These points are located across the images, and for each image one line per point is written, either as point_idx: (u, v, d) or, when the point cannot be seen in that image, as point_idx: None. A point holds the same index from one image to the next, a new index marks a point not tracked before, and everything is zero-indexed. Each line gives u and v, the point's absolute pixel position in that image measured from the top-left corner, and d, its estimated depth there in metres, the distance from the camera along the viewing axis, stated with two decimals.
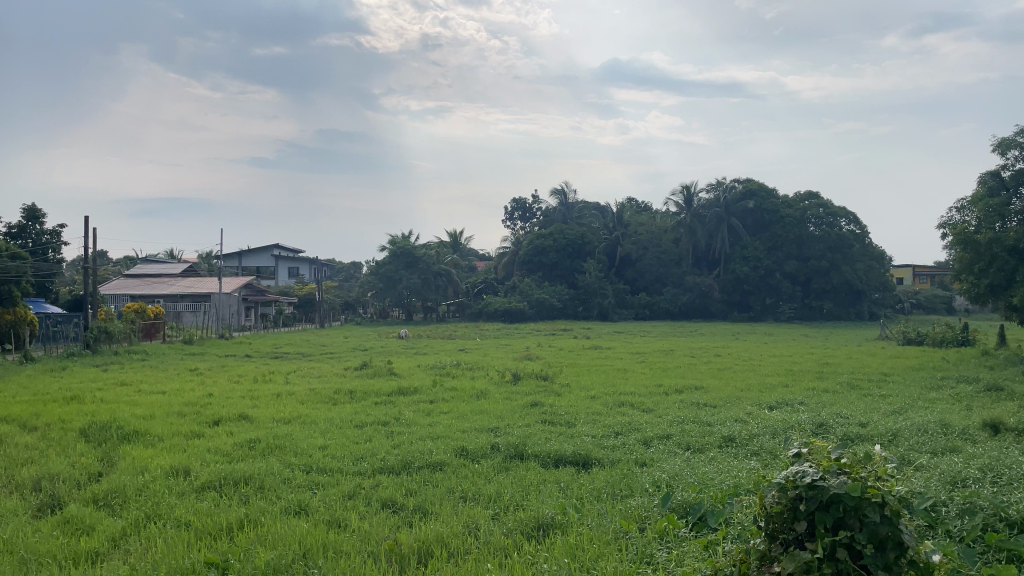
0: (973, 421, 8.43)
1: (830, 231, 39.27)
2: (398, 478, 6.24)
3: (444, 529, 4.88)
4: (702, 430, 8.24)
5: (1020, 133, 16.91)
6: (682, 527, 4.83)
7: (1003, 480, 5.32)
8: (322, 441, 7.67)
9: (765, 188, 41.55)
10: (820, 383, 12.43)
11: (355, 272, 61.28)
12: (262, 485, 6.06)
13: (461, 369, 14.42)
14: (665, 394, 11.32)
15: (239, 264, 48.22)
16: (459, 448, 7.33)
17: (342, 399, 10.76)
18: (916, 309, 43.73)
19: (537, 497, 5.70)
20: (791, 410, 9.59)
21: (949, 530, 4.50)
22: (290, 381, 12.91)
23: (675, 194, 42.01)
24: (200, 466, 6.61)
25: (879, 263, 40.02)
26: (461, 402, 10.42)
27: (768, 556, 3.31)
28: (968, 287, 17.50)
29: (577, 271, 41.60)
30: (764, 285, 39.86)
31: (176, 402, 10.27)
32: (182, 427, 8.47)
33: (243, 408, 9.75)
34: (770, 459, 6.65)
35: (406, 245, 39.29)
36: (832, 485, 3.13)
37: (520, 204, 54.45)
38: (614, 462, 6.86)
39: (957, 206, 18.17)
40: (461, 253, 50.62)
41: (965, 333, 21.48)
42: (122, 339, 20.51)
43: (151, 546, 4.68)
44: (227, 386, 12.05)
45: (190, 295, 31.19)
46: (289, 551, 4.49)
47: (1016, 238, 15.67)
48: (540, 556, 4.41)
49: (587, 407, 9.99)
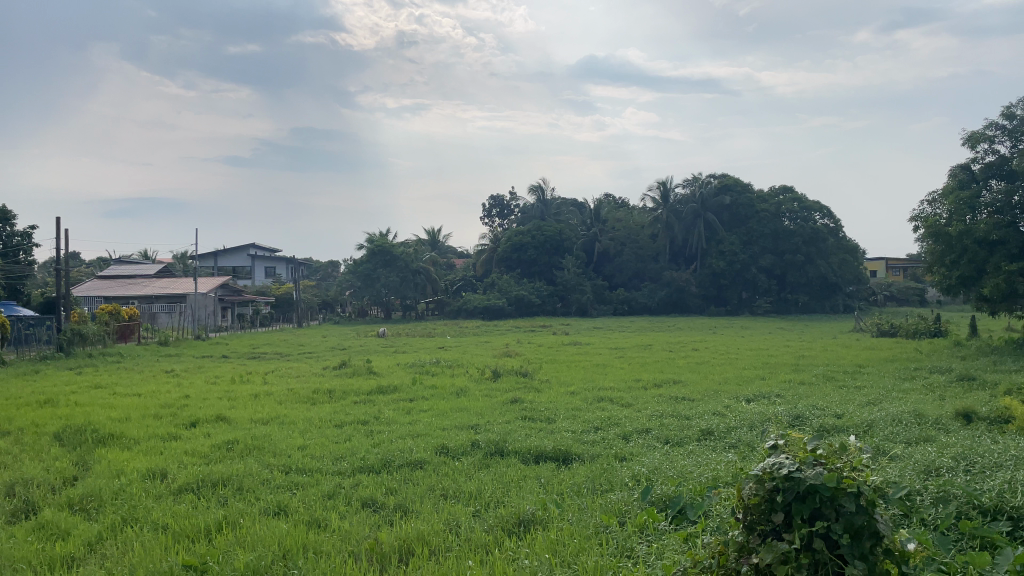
0: (947, 411, 8.56)
1: (805, 225, 39.74)
2: (378, 477, 6.22)
3: (425, 527, 4.87)
4: (681, 423, 8.31)
5: (988, 126, 17.17)
6: (661, 521, 4.87)
7: (975, 468, 5.41)
8: (301, 441, 7.63)
9: (740, 183, 41.82)
10: (796, 375, 12.55)
11: (331, 271, 60.88)
12: (241, 487, 6.02)
13: (441, 367, 14.39)
14: (644, 389, 11.39)
15: (214, 265, 47.74)
16: (439, 446, 7.30)
17: (320, 398, 10.71)
18: (888, 301, 44.30)
19: (518, 493, 5.70)
20: (767, 402, 9.69)
21: (924, 519, 4.59)
22: (268, 382, 12.83)
23: (652, 189, 42.12)
24: (177, 468, 6.56)
25: (853, 257, 40.25)
26: (441, 399, 10.39)
27: (746, 548, 3.34)
28: (940, 279, 17.74)
29: (555, 267, 41.66)
30: (741, 279, 40.16)
31: (153, 404, 10.18)
32: (158, 429, 8.39)
33: (221, 409, 9.68)
34: (746, 451, 6.72)
35: (384, 243, 39.05)
36: (808, 476, 3.17)
37: (498, 200, 54.41)
38: (594, 457, 6.90)
39: (928, 199, 18.45)
40: (439, 250, 50.50)
41: (938, 323, 21.83)
42: (96, 341, 20.31)
43: (128, 550, 4.64)
44: (204, 388, 11.91)
45: (165, 296, 30.88)
46: (268, 552, 4.47)
47: (987, 230, 15.90)
48: (520, 551, 4.41)
49: (567, 403, 10.02)
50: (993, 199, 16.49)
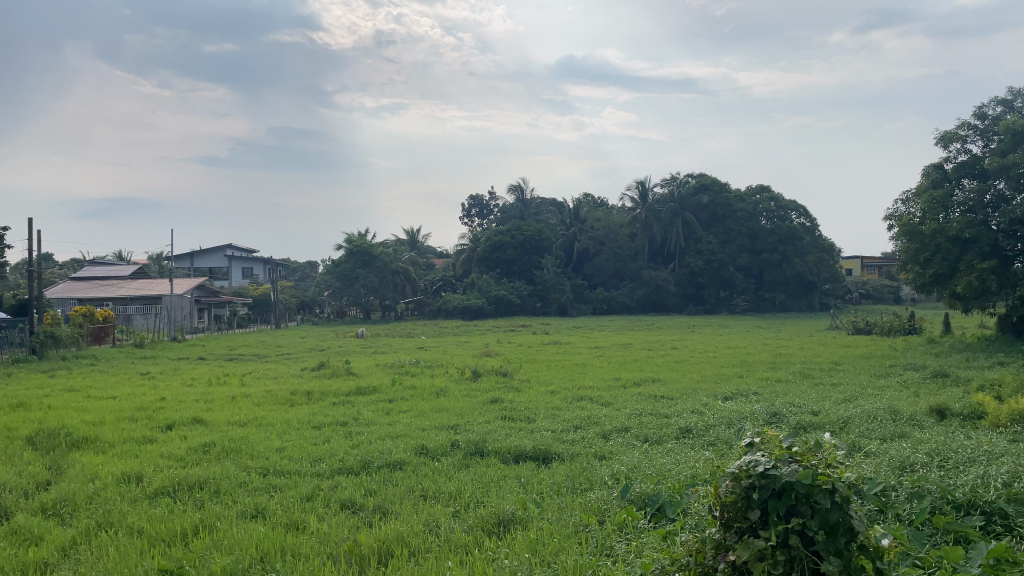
0: (921, 407, 8.67)
1: (781, 225, 40.11)
2: (357, 478, 6.21)
3: (405, 528, 4.86)
4: (660, 422, 8.34)
5: (960, 126, 17.42)
6: (641, 518, 4.89)
7: (949, 464, 5.49)
8: (279, 443, 7.59)
9: (717, 182, 42.08)
10: (773, 373, 12.64)
11: (310, 272, 60.50)
12: (218, 490, 5.97)
13: (421, 367, 14.35)
14: (623, 388, 11.42)
15: (191, 265, 47.29)
16: (418, 447, 7.29)
17: (299, 400, 10.64)
18: (864, 299, 44.81)
19: (498, 493, 5.70)
20: (745, 400, 9.74)
21: (899, 514, 4.64)
22: (245, 384, 12.70)
23: (630, 189, 42.23)
24: (153, 472, 6.49)
25: (828, 255, 41.07)
26: (420, 400, 10.35)
27: (724, 545, 3.36)
28: (914, 277, 17.96)
29: (535, 267, 41.68)
30: (718, 278, 40.42)
31: (128, 407, 10.04)
32: (133, 432, 8.30)
33: (198, 412, 9.58)
34: (725, 449, 6.75)
35: (363, 243, 38.86)
36: (785, 474, 3.19)
37: (477, 201, 54.32)
38: (573, 456, 6.92)
39: (902, 198, 18.70)
40: (418, 250, 50.36)
41: (912, 321, 22.13)
42: (70, 343, 20.10)
43: (102, 555, 4.58)
44: (180, 391, 11.78)
45: (140, 298, 30.55)
46: (245, 556, 4.43)
47: (959, 229, 16.11)
48: (501, 551, 4.41)
49: (546, 402, 10.01)
50: (965, 198, 16.72)
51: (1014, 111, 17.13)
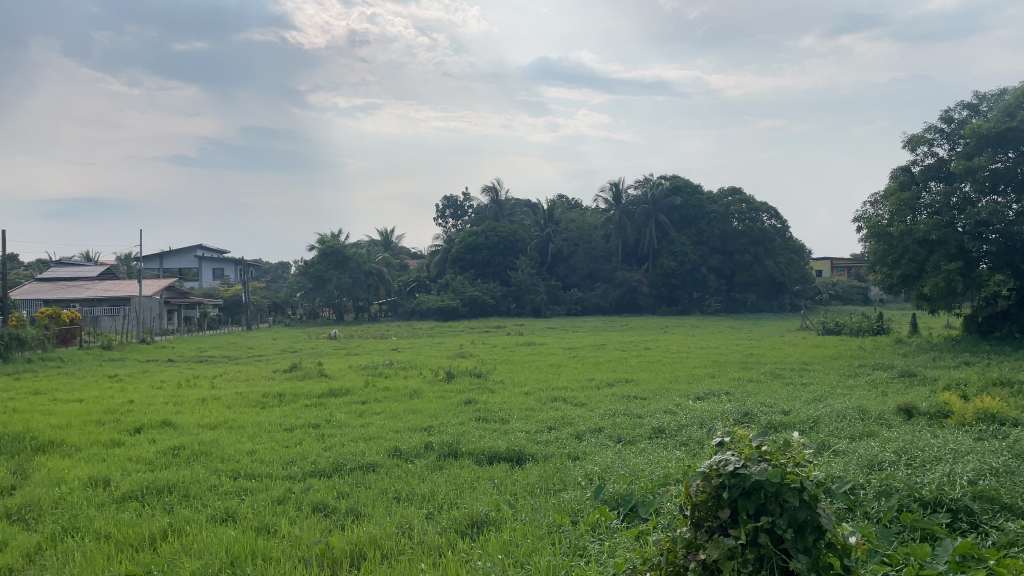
0: (889, 406, 8.81)
1: (752, 226, 40.47)
2: (330, 481, 6.16)
3: (377, 531, 4.82)
4: (633, 422, 8.39)
5: (926, 130, 17.75)
6: (613, 518, 4.92)
7: (916, 462, 5.57)
8: (249, 446, 7.51)
9: (690, 185, 42.48)
10: (744, 373, 12.76)
11: (282, 273, 59.97)
12: (187, 493, 5.90)
13: (394, 369, 14.31)
14: (596, 388, 11.48)
15: (160, 266, 46.68)
16: (391, 448, 7.27)
17: (270, 402, 10.56)
18: (834, 299, 45.45)
19: (471, 494, 5.69)
20: (717, 400, 9.83)
21: (867, 512, 4.70)
22: (215, 386, 12.53)
23: (604, 189, 42.36)
24: (120, 476, 6.40)
25: (799, 256, 41.51)
26: (394, 402, 10.33)
27: (694, 544, 3.38)
28: (883, 278, 18.28)
29: (509, 268, 41.69)
30: (691, 278, 40.77)
31: (95, 411, 9.88)
32: (100, 436, 8.18)
33: (169, 415, 9.47)
34: (697, 449, 6.80)
35: (336, 244, 38.63)
36: (753, 473, 3.23)
37: (451, 201, 54.23)
38: (547, 457, 6.93)
39: (871, 200, 19.00)
40: (392, 252, 50.16)
41: (880, 322, 22.47)
42: (35, 345, 19.74)
43: (68, 561, 4.50)
44: (149, 393, 11.63)
45: (108, 299, 30.12)
46: (215, 560, 4.39)
47: (926, 230, 16.39)
48: (474, 553, 4.40)
49: (520, 403, 10.02)
50: (932, 201, 17.02)
51: (979, 115, 17.47)
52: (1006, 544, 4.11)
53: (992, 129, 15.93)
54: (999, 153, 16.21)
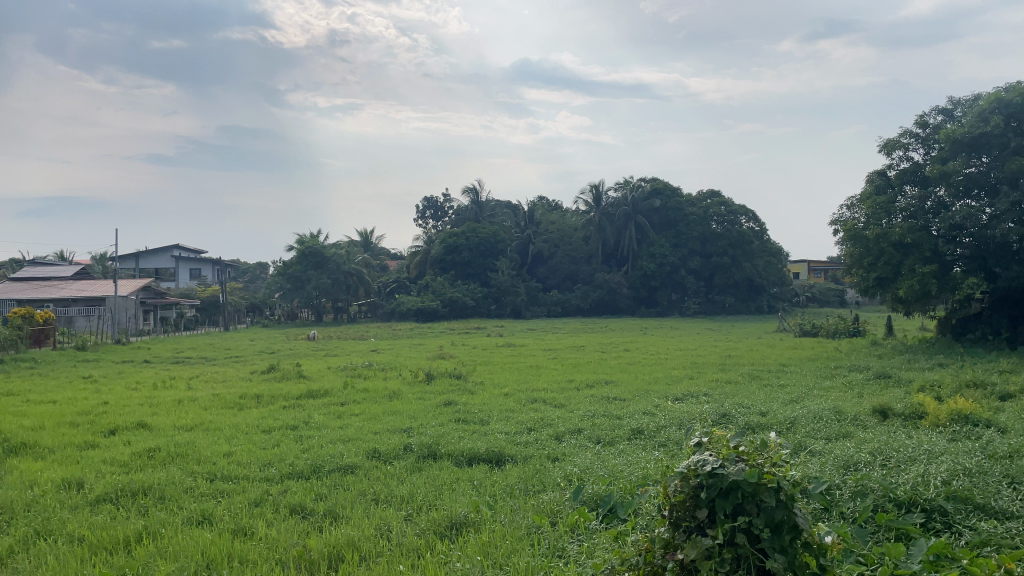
0: (864, 407, 8.91)
1: (731, 228, 40.72)
2: (308, 483, 6.12)
3: (356, 533, 4.80)
4: (613, 423, 8.42)
5: (901, 135, 17.98)
6: (592, 520, 4.92)
7: (891, 462, 5.65)
8: (227, 448, 7.44)
9: (670, 188, 42.61)
10: (722, 375, 12.85)
11: (260, 273, 59.44)
12: (163, 496, 5.83)
13: (373, 370, 14.24)
14: (576, 389, 11.49)
15: (136, 266, 46.13)
16: (370, 449, 7.24)
17: (248, 403, 10.48)
18: (810, 302, 45.90)
19: (450, 495, 5.70)
20: (695, 401, 9.91)
21: (843, 512, 4.75)
22: (192, 387, 12.40)
23: (585, 192, 42.45)
24: (95, 478, 6.32)
25: (776, 259, 41.83)
26: (373, 404, 10.28)
27: (672, 544, 3.40)
28: (859, 280, 18.51)
29: (489, 269, 41.65)
30: (670, 280, 41.16)
31: (69, 412, 9.73)
32: (74, 438, 8.06)
33: (143, 416, 9.34)
34: (675, 450, 6.84)
35: (315, 244, 38.38)
36: (731, 473, 3.24)
37: (431, 202, 54.08)
38: (526, 458, 6.93)
39: (847, 203, 19.21)
40: (371, 253, 49.93)
41: (856, 323, 22.73)
42: (6, 346, 19.40)
43: (41, 563, 4.43)
44: (124, 395, 11.47)
45: (82, 299, 29.73)
46: (191, 563, 4.34)
47: (902, 233, 16.56)
48: (452, 554, 4.39)
49: (500, 405, 10.01)
50: (907, 204, 17.22)
51: (953, 120, 17.73)
52: (979, 543, 4.17)
53: (966, 134, 16.18)
54: (973, 157, 16.46)
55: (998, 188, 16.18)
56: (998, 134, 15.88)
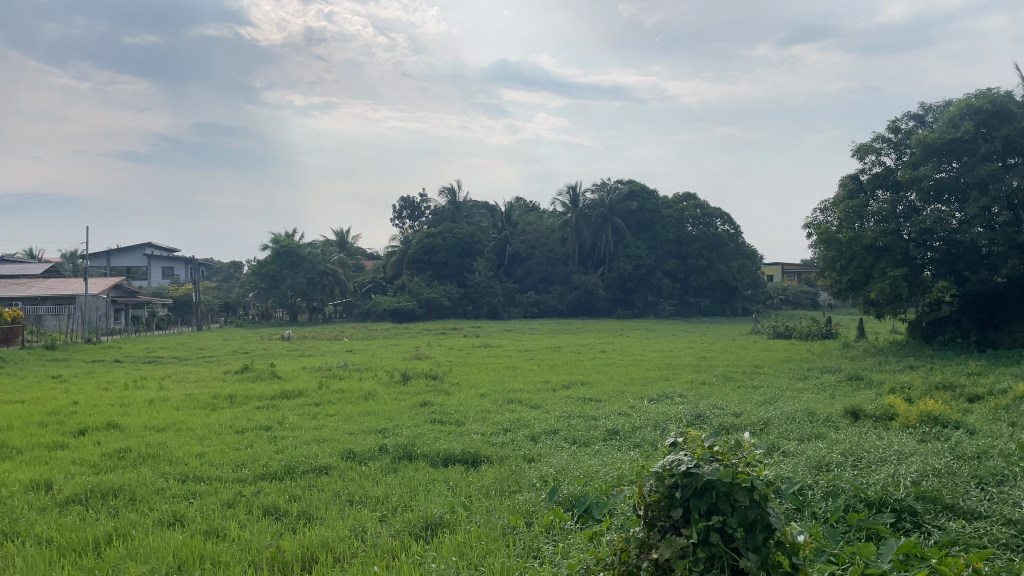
0: (836, 408, 9.04)
1: (706, 231, 41.05)
2: (281, 483, 6.07)
3: (330, 534, 4.77)
4: (588, 424, 8.44)
5: (873, 139, 18.22)
6: (568, 520, 4.93)
7: (862, 463, 5.73)
8: (198, 449, 7.32)
9: (646, 189, 42.80)
10: (697, 376, 12.92)
11: (234, 273, 58.87)
12: (133, 497, 5.75)
13: (350, 371, 14.17)
14: (552, 390, 11.52)
15: (107, 265, 45.51)
16: (345, 450, 7.20)
17: (221, 403, 10.38)
18: (784, 304, 46.44)
19: (426, 496, 5.69)
20: (669, 402, 9.97)
21: (815, 512, 4.80)
22: (163, 388, 12.24)
23: (561, 194, 42.50)
24: (64, 479, 6.21)
25: (751, 261, 42.21)
26: (348, 404, 10.23)
27: (647, 543, 3.42)
28: (832, 284, 18.77)
29: (466, 270, 41.59)
30: (646, 282, 41.53)
31: (37, 412, 9.57)
32: (43, 438, 7.92)
33: (113, 417, 9.19)
34: (649, 450, 6.88)
35: (290, 243, 38.08)
36: (705, 472, 3.26)
37: (408, 202, 53.90)
38: (503, 459, 6.93)
39: (820, 207, 19.46)
40: (348, 253, 49.66)
41: (829, 326, 22.98)
42: None
43: (8, 565, 4.38)
44: (94, 395, 11.28)
45: (52, 298, 29.25)
46: (162, 566, 4.28)
47: (874, 236, 16.76)
48: (426, 555, 4.38)
49: (476, 406, 9.98)
50: (879, 208, 17.45)
51: (924, 126, 18.01)
52: (948, 543, 4.24)
53: (937, 140, 16.44)
54: (944, 163, 16.74)
55: (968, 193, 16.42)
56: (968, 140, 16.16)
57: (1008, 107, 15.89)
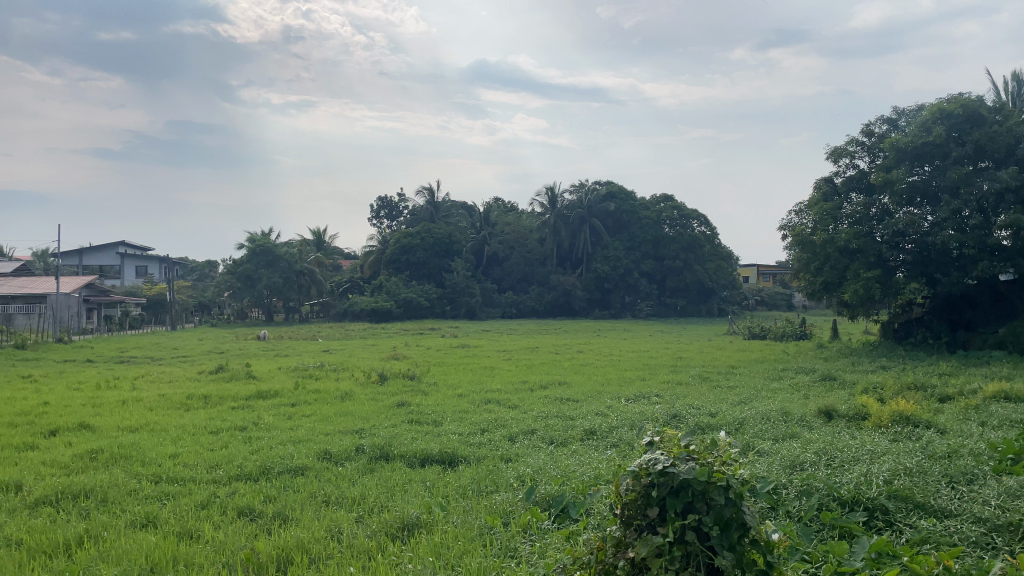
0: (810, 408, 9.15)
1: (683, 233, 41.53)
2: (257, 484, 6.03)
3: (305, 535, 4.74)
4: (566, 424, 8.46)
5: (847, 143, 18.45)
6: (544, 520, 4.96)
7: (835, 462, 5.79)
8: (171, 449, 7.25)
9: (624, 191, 43.01)
10: (673, 376, 12.99)
11: (209, 272, 58.28)
12: (105, 498, 5.68)
13: (326, 371, 14.07)
14: (530, 391, 11.52)
15: (79, 264, 44.84)
16: (321, 452, 7.15)
17: (196, 403, 10.29)
18: (759, 305, 46.81)
19: (403, 496, 5.68)
20: (647, 402, 10.02)
21: (789, 510, 4.86)
22: (137, 388, 12.08)
23: (540, 195, 42.53)
24: (35, 480, 6.13)
25: (727, 262, 42.58)
26: (325, 405, 10.16)
27: (623, 542, 3.44)
28: (807, 285, 18.98)
29: (444, 270, 41.48)
30: (623, 283, 41.74)
31: (6, 412, 9.42)
32: (12, 439, 7.80)
33: (86, 417, 9.07)
34: (626, 450, 6.92)
35: (266, 243, 37.73)
36: (682, 471, 3.28)
37: (386, 201, 53.70)
38: (479, 459, 6.93)
39: (796, 209, 19.68)
40: (325, 252, 49.33)
41: (803, 327, 23.25)
42: None
43: None
44: (66, 395, 11.12)
45: (21, 297, 28.75)
46: (134, 566, 4.25)
47: (848, 238, 16.94)
48: (403, 556, 4.37)
49: (454, 406, 9.94)
50: (853, 211, 17.66)
51: (897, 129, 18.28)
52: (919, 542, 4.29)
53: (910, 144, 16.66)
54: (916, 166, 16.95)
55: (940, 195, 16.64)
56: (941, 143, 16.39)
57: (979, 112, 16.18)
